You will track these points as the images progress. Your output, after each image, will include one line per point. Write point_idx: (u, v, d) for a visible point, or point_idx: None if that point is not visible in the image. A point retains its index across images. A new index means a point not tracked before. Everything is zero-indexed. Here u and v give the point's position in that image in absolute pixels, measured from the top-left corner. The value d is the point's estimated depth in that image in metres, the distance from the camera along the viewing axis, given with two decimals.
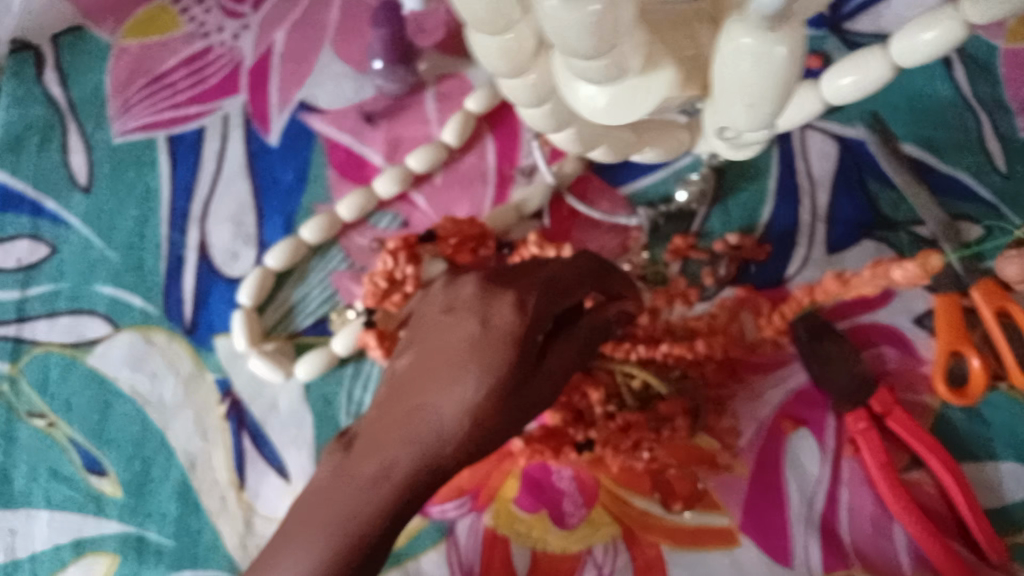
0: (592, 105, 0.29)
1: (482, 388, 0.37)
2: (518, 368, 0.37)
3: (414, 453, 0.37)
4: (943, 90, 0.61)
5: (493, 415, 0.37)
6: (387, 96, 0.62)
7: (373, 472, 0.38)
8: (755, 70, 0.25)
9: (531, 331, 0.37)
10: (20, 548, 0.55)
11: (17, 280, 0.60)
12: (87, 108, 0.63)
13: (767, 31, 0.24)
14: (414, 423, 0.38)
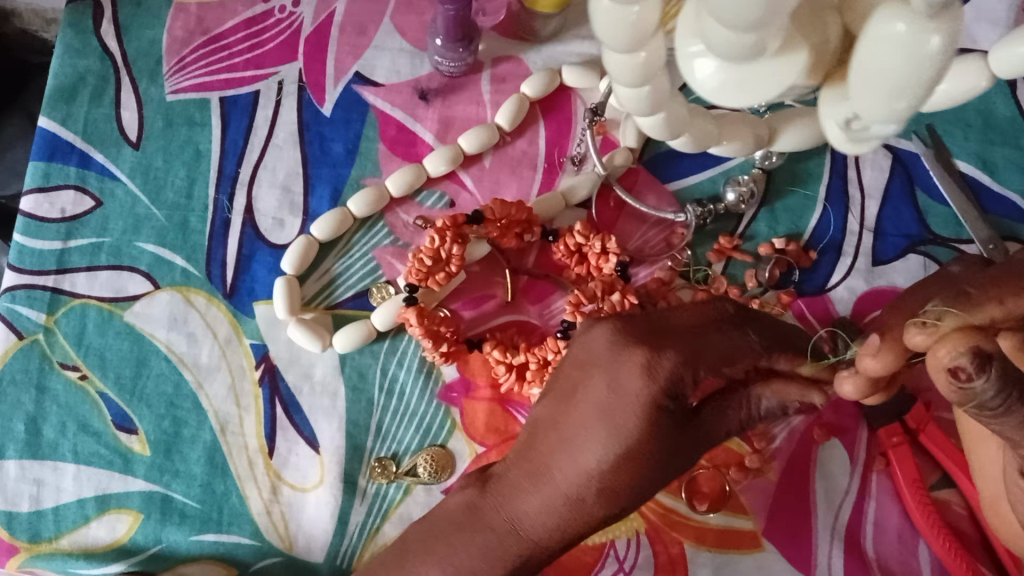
0: (708, 80, 0.25)
1: (608, 457, 0.38)
2: (653, 437, 0.37)
3: (547, 512, 0.40)
4: (1005, 109, 0.60)
5: (620, 482, 0.38)
6: (444, 75, 0.62)
7: (515, 527, 0.41)
8: (902, 56, 0.22)
9: (664, 399, 0.37)
10: (46, 499, 0.56)
11: (59, 231, 0.59)
12: (142, 63, 0.62)
13: (926, 17, 0.21)
14: (544, 480, 0.40)
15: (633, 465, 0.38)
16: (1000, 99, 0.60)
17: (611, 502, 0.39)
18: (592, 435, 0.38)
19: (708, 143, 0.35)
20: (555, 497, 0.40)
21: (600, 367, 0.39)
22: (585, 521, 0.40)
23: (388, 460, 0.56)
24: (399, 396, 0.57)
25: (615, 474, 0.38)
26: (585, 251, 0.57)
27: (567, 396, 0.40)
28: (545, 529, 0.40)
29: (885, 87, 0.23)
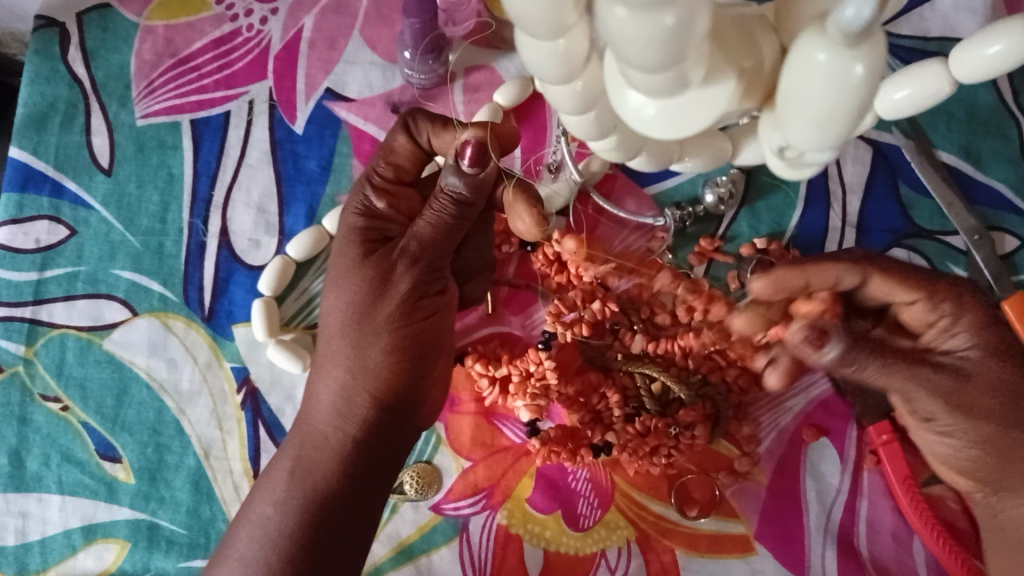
0: (642, 115, 0.26)
1: (348, 299, 0.50)
2: (376, 276, 0.49)
3: (336, 396, 0.51)
4: (986, 97, 0.59)
5: (370, 330, 0.50)
6: (416, 87, 0.61)
7: (314, 433, 0.51)
8: (826, 85, 0.23)
9: (374, 239, 0.51)
10: (32, 531, 0.55)
11: (35, 261, 0.59)
12: (112, 88, 0.62)
13: (846, 47, 0.22)
14: (332, 358, 0.51)
15: (375, 313, 0.49)
16: (980, 88, 0.59)
17: (382, 372, 0.50)
18: (339, 303, 0.50)
19: (668, 159, 0.36)
20: (343, 375, 0.50)
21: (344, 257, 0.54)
22: (365, 395, 0.50)
23: None
24: None
25: (371, 333, 0.50)
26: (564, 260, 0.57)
27: None
28: (332, 420, 0.50)
29: (810, 119, 0.24)
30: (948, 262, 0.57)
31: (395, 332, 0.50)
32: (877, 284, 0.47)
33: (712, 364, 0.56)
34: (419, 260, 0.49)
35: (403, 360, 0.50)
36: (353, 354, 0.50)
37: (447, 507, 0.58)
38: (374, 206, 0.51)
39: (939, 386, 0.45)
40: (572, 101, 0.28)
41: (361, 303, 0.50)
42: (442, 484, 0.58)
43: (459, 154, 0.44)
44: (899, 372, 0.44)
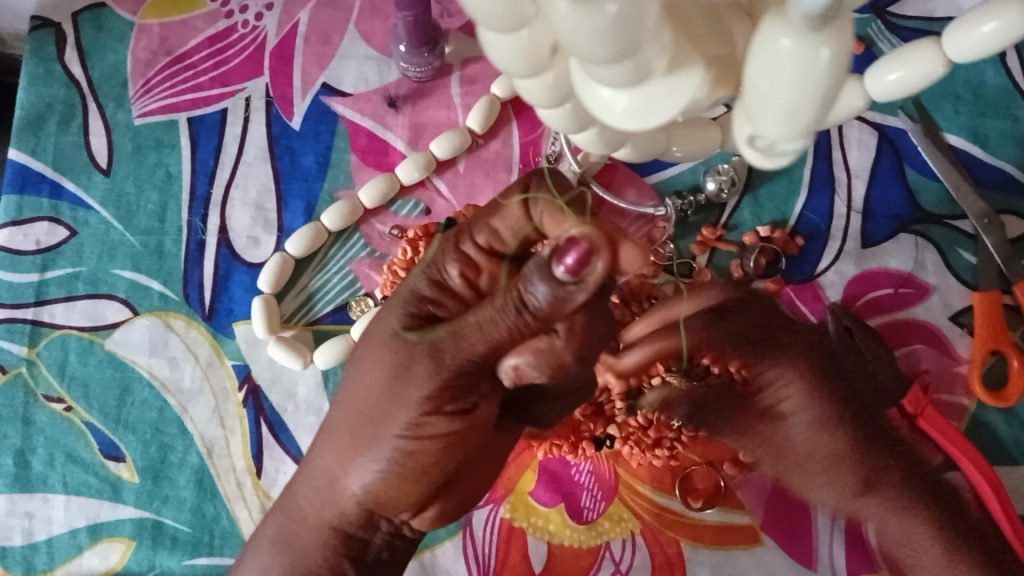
0: (612, 109, 0.26)
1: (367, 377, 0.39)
2: (401, 364, 0.37)
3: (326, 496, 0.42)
4: (993, 78, 0.58)
5: (377, 429, 0.38)
6: (412, 80, 0.61)
7: (298, 520, 0.44)
8: (793, 72, 0.22)
9: (423, 310, 0.39)
10: (38, 531, 0.56)
11: (35, 262, 0.59)
12: (108, 88, 0.61)
13: (810, 31, 0.22)
14: (334, 437, 0.41)
15: (381, 434, 0.38)
16: (987, 69, 0.58)
17: (379, 493, 0.40)
18: (359, 380, 0.40)
19: (656, 149, 0.36)
20: (334, 465, 0.41)
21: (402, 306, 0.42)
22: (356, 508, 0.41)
23: None
24: None
25: (383, 451, 0.38)
26: None
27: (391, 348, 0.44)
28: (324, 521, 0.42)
29: (776, 106, 0.24)
30: (955, 247, 0.57)
31: (411, 448, 0.38)
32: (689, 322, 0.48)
33: None
34: (446, 371, 0.36)
35: (410, 490, 0.39)
36: (353, 460, 0.40)
37: None
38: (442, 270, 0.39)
39: (794, 453, 0.51)
40: (545, 96, 0.28)
41: (382, 402, 0.38)
42: None
43: (556, 251, 0.31)
44: (755, 442, 0.52)
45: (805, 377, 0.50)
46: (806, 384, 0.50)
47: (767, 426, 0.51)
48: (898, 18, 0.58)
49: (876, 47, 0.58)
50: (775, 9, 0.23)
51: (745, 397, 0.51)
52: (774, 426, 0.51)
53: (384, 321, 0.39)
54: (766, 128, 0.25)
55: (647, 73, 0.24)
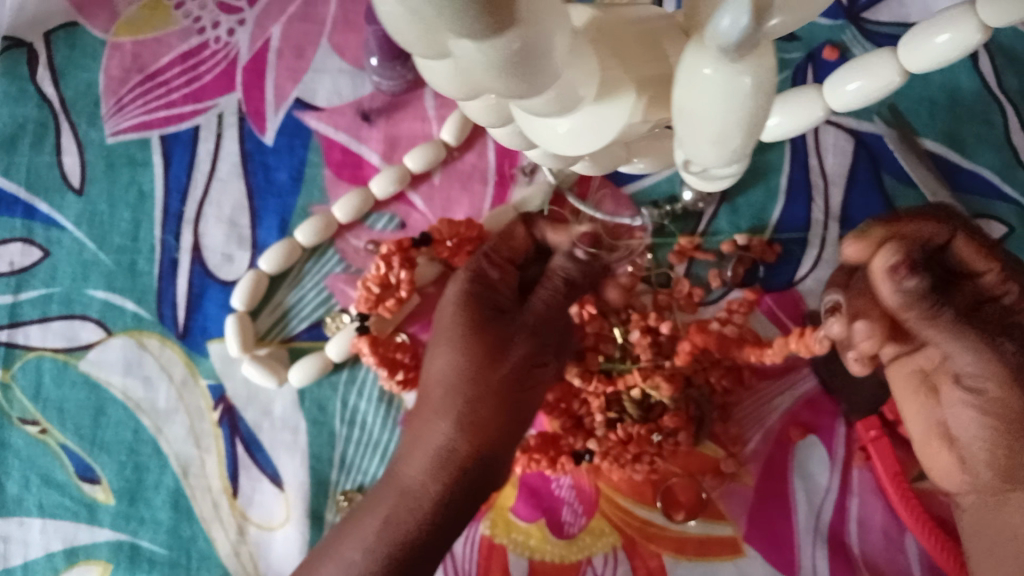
0: (555, 134, 0.28)
1: (451, 359, 0.51)
2: (472, 331, 0.51)
3: (424, 480, 0.50)
4: (969, 81, 0.57)
5: (462, 392, 0.50)
6: (385, 93, 0.60)
7: (402, 488, 0.50)
8: (714, 99, 0.23)
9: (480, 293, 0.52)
10: (14, 555, 0.55)
11: (9, 284, 0.59)
12: (81, 107, 0.61)
13: (729, 63, 0.22)
14: (428, 427, 0.50)
15: (482, 398, 0.50)
16: (961, 72, 0.57)
17: (449, 450, 0.49)
18: (442, 360, 0.51)
19: (616, 164, 0.37)
20: (430, 451, 0.50)
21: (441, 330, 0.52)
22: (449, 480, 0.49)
23: (354, 493, 0.55)
24: (361, 427, 0.56)
25: (466, 401, 0.49)
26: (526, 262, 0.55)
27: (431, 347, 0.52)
28: (419, 493, 0.50)
29: (703, 136, 0.24)
30: None
31: (464, 384, 0.50)
32: (962, 244, 0.46)
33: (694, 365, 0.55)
34: (535, 330, 0.51)
35: (485, 441, 0.50)
36: (434, 397, 0.51)
37: None
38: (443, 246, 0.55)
39: (997, 371, 0.45)
40: (489, 117, 0.29)
41: (488, 347, 0.50)
42: None
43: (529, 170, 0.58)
44: (949, 321, 0.44)
45: (985, 341, 0.45)
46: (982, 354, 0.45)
47: (1000, 337, 0.45)
48: (872, 24, 0.57)
49: (851, 53, 0.57)
50: (697, 36, 0.23)
51: (972, 327, 0.45)
52: (1006, 334, 0.45)
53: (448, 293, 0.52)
54: (697, 154, 0.26)
55: (576, 96, 0.25)
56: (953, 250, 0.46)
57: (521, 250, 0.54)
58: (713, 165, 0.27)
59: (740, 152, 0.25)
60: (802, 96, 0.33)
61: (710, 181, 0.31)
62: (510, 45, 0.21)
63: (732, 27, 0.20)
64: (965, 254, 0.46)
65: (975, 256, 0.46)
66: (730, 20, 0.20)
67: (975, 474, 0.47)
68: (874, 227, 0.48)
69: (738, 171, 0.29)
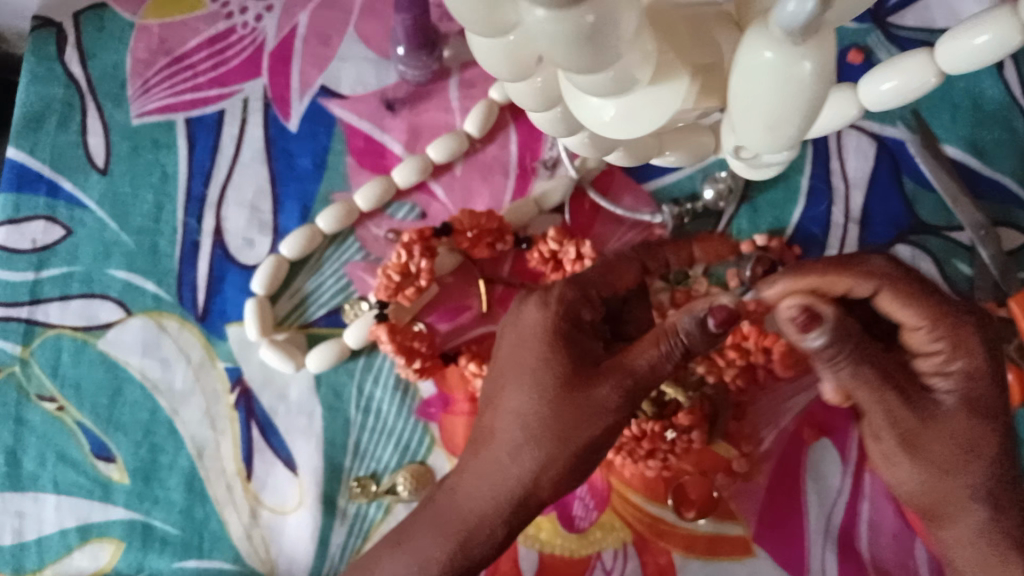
0: (600, 118, 0.28)
1: (530, 398, 0.43)
2: (571, 353, 0.44)
3: (494, 495, 0.44)
4: (994, 89, 0.57)
5: (542, 423, 0.43)
6: (410, 84, 0.61)
7: (467, 496, 0.45)
8: (773, 80, 0.23)
9: (556, 317, 0.45)
10: (28, 531, 0.55)
11: (31, 261, 0.59)
12: (107, 87, 0.61)
13: (791, 45, 0.22)
14: (495, 457, 0.44)
15: (573, 435, 0.43)
16: (985, 79, 0.57)
17: (542, 472, 0.43)
18: (512, 389, 0.44)
19: (648, 156, 0.37)
20: (508, 481, 0.44)
21: (506, 339, 0.46)
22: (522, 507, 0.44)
23: (367, 480, 0.55)
24: (376, 414, 0.56)
25: (549, 443, 0.43)
26: (560, 258, 0.55)
27: (496, 373, 0.46)
28: (487, 509, 0.44)
29: (759, 118, 0.25)
30: (952, 259, 0.56)
31: (539, 425, 0.43)
32: (886, 299, 0.43)
33: (708, 361, 0.54)
34: (626, 369, 0.42)
35: (568, 481, 0.44)
36: (503, 424, 0.44)
37: None
38: (551, 301, 0.46)
39: (903, 426, 0.41)
40: (534, 99, 0.30)
41: (572, 395, 0.43)
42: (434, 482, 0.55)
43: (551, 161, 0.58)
44: (869, 380, 0.40)
45: (902, 399, 0.41)
46: (897, 413, 0.41)
47: (915, 394, 0.41)
48: (898, 28, 0.57)
49: (876, 57, 0.57)
50: (759, 18, 0.23)
51: (893, 388, 0.41)
52: (922, 404, 0.41)
53: (529, 316, 0.46)
54: (750, 137, 0.26)
55: (634, 82, 0.26)
56: (879, 304, 0.43)
57: (623, 285, 0.49)
58: (763, 148, 0.27)
59: (794, 137, 0.25)
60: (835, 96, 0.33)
61: (752, 166, 0.31)
62: (583, 18, 0.21)
63: (799, 9, 0.20)
64: (888, 309, 0.43)
65: (916, 320, 0.42)
66: (796, 3, 0.20)
67: (898, 486, 0.43)
68: (782, 278, 0.43)
69: (787, 157, 0.29)
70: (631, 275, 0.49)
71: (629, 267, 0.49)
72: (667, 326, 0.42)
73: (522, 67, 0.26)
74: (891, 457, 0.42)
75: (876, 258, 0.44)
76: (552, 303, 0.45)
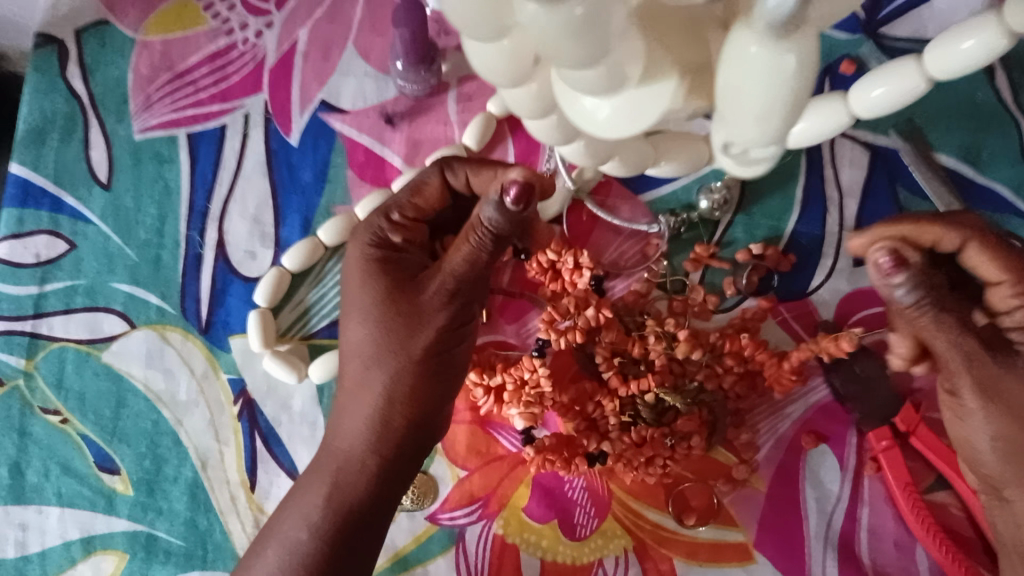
0: (595, 118, 0.29)
1: (367, 327, 0.48)
2: (395, 281, 0.48)
3: (359, 433, 0.50)
4: (986, 97, 0.58)
5: (381, 349, 0.48)
6: (409, 97, 0.61)
7: (337, 454, 0.51)
8: (760, 77, 0.24)
9: (389, 249, 0.49)
10: (31, 543, 0.56)
11: (35, 275, 0.59)
12: (110, 103, 0.62)
13: (775, 40, 0.23)
14: (364, 388, 0.50)
15: (408, 345, 0.48)
16: (978, 88, 0.58)
17: (399, 396, 0.49)
18: (353, 324, 0.49)
19: (644, 164, 0.38)
20: (367, 407, 0.49)
21: (353, 276, 0.49)
22: (392, 431, 0.49)
23: None
24: None
25: (389, 358, 0.48)
26: (559, 267, 0.56)
27: (351, 310, 0.50)
28: (362, 441, 0.50)
29: (746, 111, 0.25)
30: None
31: (382, 343, 0.48)
32: (974, 253, 0.43)
33: (707, 371, 0.55)
34: (451, 293, 0.47)
35: (426, 387, 0.49)
36: (354, 356, 0.50)
37: (443, 517, 0.57)
38: (383, 224, 0.50)
39: (984, 379, 0.44)
40: (530, 106, 0.31)
41: (400, 307, 0.48)
42: (439, 493, 0.57)
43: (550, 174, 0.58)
44: (944, 325, 0.43)
45: (978, 349, 0.44)
46: (977, 356, 0.44)
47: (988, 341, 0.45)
48: (890, 40, 0.58)
49: (868, 67, 0.58)
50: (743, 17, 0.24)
51: (973, 336, 0.44)
52: (1006, 357, 0.44)
53: (351, 256, 0.50)
54: (738, 134, 0.27)
55: (623, 76, 0.26)
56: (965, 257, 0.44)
57: (433, 205, 0.50)
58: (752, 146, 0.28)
59: (781, 131, 0.26)
60: (827, 100, 0.33)
61: (744, 165, 0.31)
62: (574, 8, 0.23)
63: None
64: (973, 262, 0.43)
65: (995, 274, 0.43)
66: None
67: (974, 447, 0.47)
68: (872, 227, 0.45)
69: (772, 154, 0.30)
70: (432, 193, 0.50)
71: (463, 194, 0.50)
72: (473, 223, 0.43)
73: (517, 68, 0.27)
74: (970, 415, 0.46)
75: (967, 216, 0.44)
76: (400, 218, 0.50)
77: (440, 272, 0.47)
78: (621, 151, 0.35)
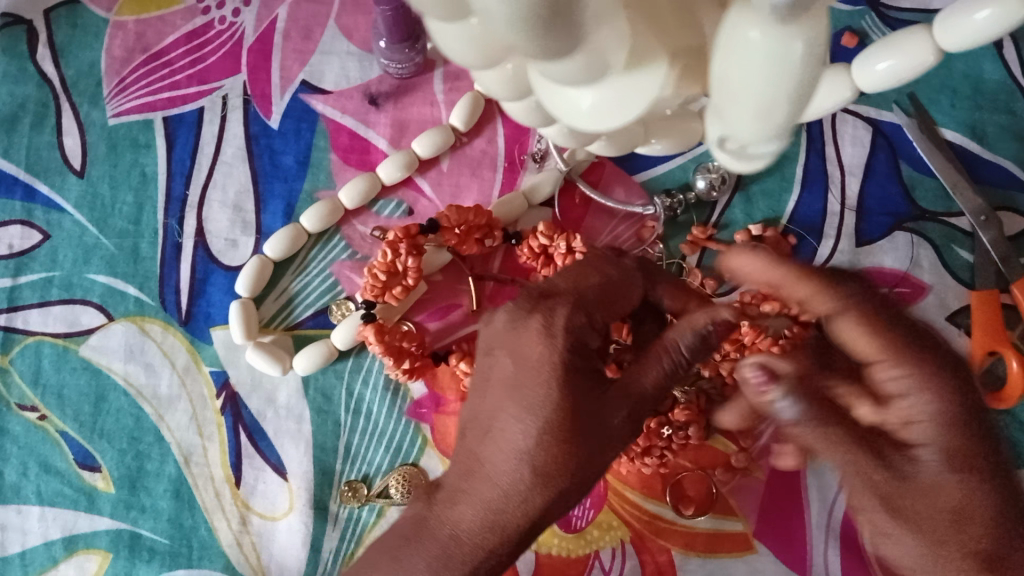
0: (576, 107, 0.26)
1: (532, 436, 0.38)
2: (588, 389, 0.38)
3: (521, 505, 0.39)
4: (994, 71, 0.56)
5: (550, 465, 0.38)
6: (394, 77, 0.59)
7: (450, 539, 0.40)
8: (760, 64, 0.21)
9: (569, 353, 0.38)
10: (11, 543, 0.54)
11: (9, 267, 0.58)
12: (82, 86, 0.60)
13: (780, 23, 0.21)
14: (485, 486, 0.39)
15: (581, 471, 0.38)
16: (985, 61, 0.56)
17: (525, 507, 0.39)
18: (513, 422, 0.38)
19: (635, 143, 0.36)
20: (489, 500, 0.39)
21: (503, 348, 0.40)
22: (520, 526, 0.39)
23: (359, 483, 0.54)
24: (366, 416, 0.54)
25: (558, 479, 0.38)
26: (551, 252, 0.54)
27: (485, 426, 0.39)
28: (482, 547, 0.39)
29: (748, 104, 0.23)
30: (952, 245, 0.55)
31: (545, 466, 0.38)
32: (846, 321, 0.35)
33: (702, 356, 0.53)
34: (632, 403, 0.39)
35: (568, 494, 0.39)
36: (506, 467, 0.38)
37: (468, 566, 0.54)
38: (587, 312, 0.39)
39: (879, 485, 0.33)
40: (505, 88, 0.28)
41: (583, 423, 0.38)
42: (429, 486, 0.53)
43: (540, 157, 0.57)
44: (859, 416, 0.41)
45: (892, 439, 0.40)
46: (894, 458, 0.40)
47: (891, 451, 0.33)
48: (893, 10, 0.56)
49: (871, 39, 0.56)
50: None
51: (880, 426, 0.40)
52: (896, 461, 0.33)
53: (532, 351, 0.39)
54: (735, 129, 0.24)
55: (602, 63, 0.23)
56: (832, 329, 0.36)
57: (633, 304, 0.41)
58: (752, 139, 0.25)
59: (786, 124, 0.24)
60: (829, 79, 0.31)
61: (740, 159, 0.28)
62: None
63: None
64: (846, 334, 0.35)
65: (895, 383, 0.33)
66: None
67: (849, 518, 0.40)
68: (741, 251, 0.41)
69: (777, 151, 0.27)
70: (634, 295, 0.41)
71: (634, 284, 0.41)
72: (662, 345, 0.39)
73: (485, 51, 0.25)
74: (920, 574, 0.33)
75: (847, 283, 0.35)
76: (557, 333, 0.38)
77: (643, 390, 0.39)
78: (609, 135, 0.33)
